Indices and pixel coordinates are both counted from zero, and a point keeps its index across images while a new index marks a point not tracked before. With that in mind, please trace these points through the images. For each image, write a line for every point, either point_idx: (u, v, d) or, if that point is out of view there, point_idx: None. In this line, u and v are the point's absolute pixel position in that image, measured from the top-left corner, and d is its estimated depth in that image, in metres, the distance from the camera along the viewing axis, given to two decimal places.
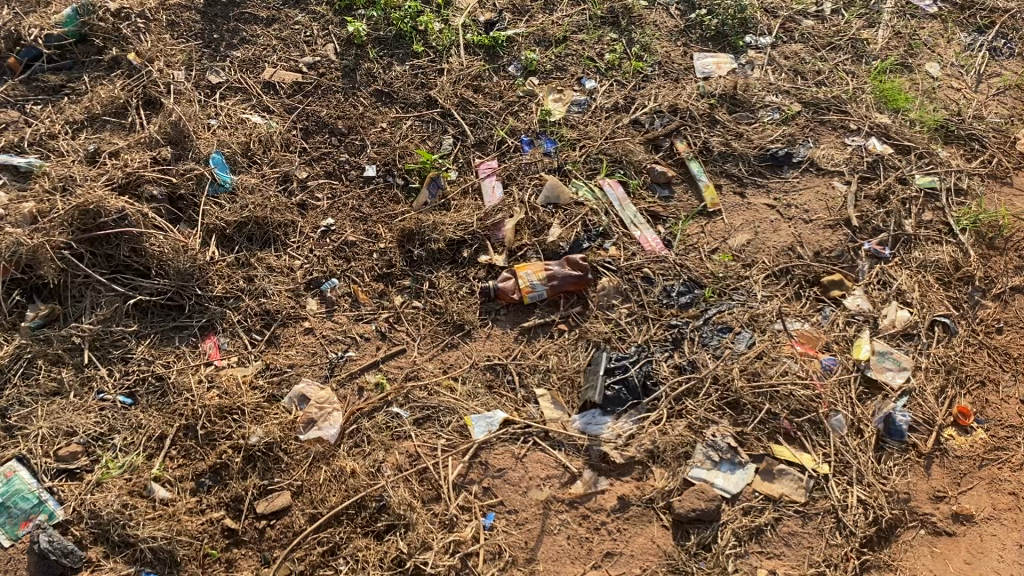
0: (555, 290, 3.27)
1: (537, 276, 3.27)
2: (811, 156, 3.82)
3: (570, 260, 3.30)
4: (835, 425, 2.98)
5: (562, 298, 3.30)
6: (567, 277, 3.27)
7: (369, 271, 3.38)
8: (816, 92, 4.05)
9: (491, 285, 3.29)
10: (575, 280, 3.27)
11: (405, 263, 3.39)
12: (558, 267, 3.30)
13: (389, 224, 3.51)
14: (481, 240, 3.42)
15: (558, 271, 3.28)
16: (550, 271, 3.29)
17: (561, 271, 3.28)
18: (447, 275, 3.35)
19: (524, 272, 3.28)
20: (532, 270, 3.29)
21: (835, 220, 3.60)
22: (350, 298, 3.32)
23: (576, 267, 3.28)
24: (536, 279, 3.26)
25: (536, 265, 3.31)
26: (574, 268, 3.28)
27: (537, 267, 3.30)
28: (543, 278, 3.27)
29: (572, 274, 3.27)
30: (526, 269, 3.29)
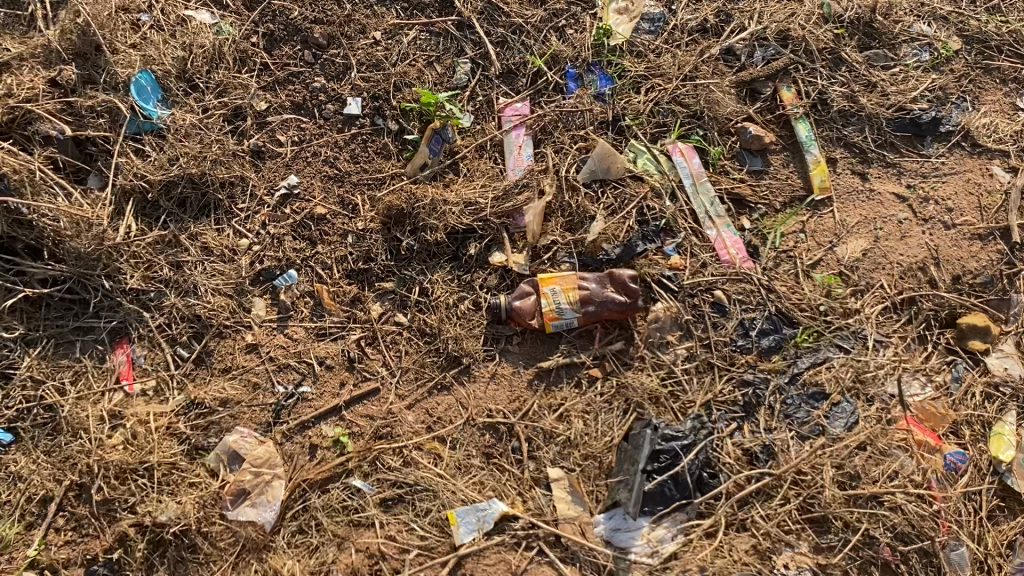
0: (589, 318, 2.39)
1: (568, 296, 2.38)
2: (967, 124, 2.74)
3: (615, 277, 2.39)
4: (955, 561, 2.18)
5: (597, 329, 2.42)
6: (608, 304, 2.37)
7: (341, 262, 2.50)
8: (985, 22, 2.89)
9: (501, 299, 2.40)
10: (618, 309, 2.37)
11: (389, 255, 2.49)
12: (597, 285, 2.39)
13: (373, 193, 2.58)
14: (495, 232, 2.50)
15: (597, 292, 2.38)
16: (585, 291, 2.39)
17: (601, 293, 2.38)
18: (445, 279, 2.46)
19: (550, 287, 2.39)
20: (563, 285, 2.39)
21: (988, 229, 2.61)
22: (312, 301, 2.47)
23: (622, 290, 2.37)
24: (565, 301, 2.38)
25: (570, 278, 2.40)
26: (620, 289, 2.38)
27: (569, 281, 2.39)
28: (576, 300, 2.38)
29: (615, 299, 2.37)
30: (554, 283, 2.39)
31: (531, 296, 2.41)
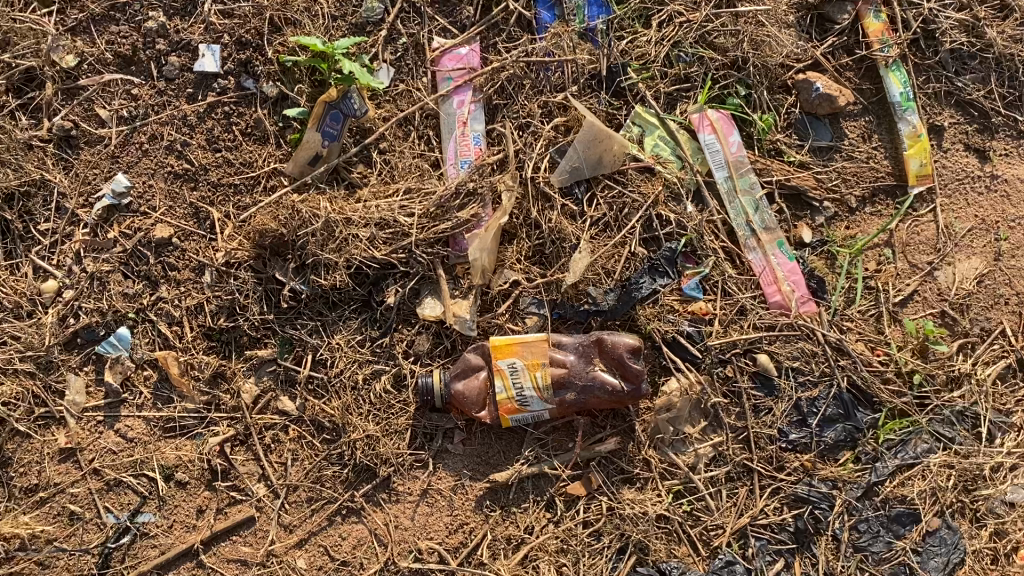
0: (566, 407, 1.57)
1: (535, 377, 1.54)
2: None
3: (606, 348, 1.55)
4: None
5: (580, 426, 1.60)
6: (596, 391, 1.55)
7: (195, 315, 1.67)
8: None
9: (433, 377, 1.58)
10: (611, 397, 1.55)
11: (267, 305, 1.65)
12: (580, 358, 1.56)
13: (244, 200, 1.71)
14: (426, 268, 1.64)
15: (580, 370, 1.55)
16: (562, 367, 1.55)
17: (587, 372, 1.55)
18: (350, 344, 1.64)
19: (507, 361, 1.54)
20: (528, 359, 1.54)
21: None
22: (156, 376, 1.66)
23: (618, 369, 1.54)
24: (530, 387, 1.54)
25: (538, 346, 1.54)
26: (615, 367, 1.54)
27: (537, 351, 1.54)
28: (547, 385, 1.54)
29: (607, 383, 1.54)
30: (514, 355, 1.54)
31: (480, 371, 1.57)
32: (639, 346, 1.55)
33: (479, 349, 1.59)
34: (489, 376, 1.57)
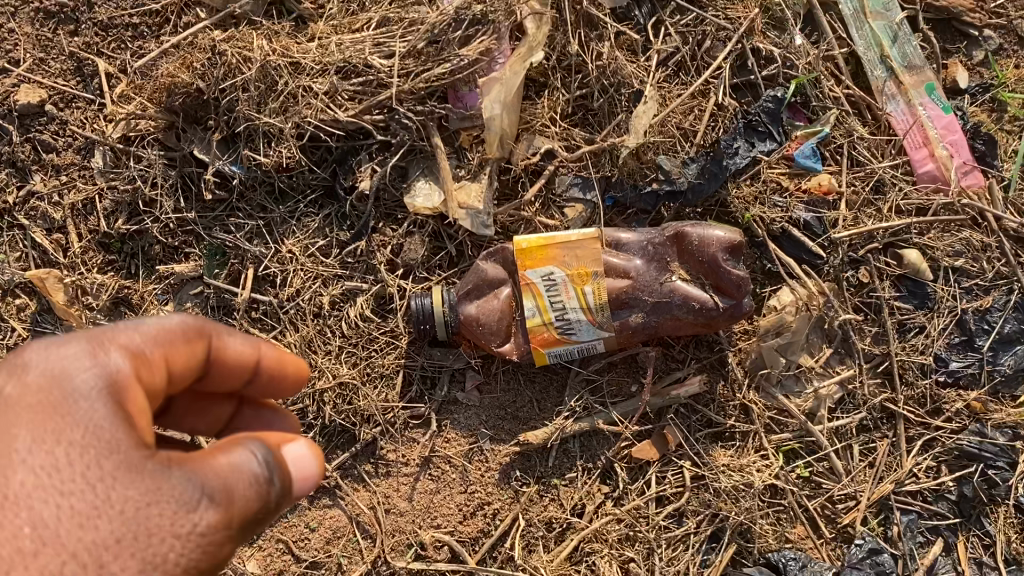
0: (631, 337, 1.06)
1: (582, 293, 1.01)
2: None
3: (688, 249, 1.03)
4: None
5: (649, 366, 1.08)
6: (675, 310, 1.03)
7: (85, 217, 1.15)
8: None
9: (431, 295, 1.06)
10: (697, 318, 1.03)
11: (184, 200, 1.13)
12: (650, 263, 1.04)
13: (143, 44, 1.15)
14: (414, 137, 1.09)
15: (649, 281, 1.03)
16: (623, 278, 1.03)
17: (660, 282, 1.03)
18: (308, 251, 1.12)
19: (540, 270, 1.02)
20: (571, 266, 1.02)
21: None
22: (34, 307, 1.15)
23: (707, 276, 1.02)
24: (575, 311, 1.02)
25: (587, 246, 1.02)
26: (703, 273, 1.02)
27: (585, 254, 1.02)
28: (602, 303, 1.02)
29: (691, 298, 1.02)
30: (550, 261, 1.02)
31: (501, 287, 1.06)
32: (741, 242, 1.02)
33: (499, 256, 1.07)
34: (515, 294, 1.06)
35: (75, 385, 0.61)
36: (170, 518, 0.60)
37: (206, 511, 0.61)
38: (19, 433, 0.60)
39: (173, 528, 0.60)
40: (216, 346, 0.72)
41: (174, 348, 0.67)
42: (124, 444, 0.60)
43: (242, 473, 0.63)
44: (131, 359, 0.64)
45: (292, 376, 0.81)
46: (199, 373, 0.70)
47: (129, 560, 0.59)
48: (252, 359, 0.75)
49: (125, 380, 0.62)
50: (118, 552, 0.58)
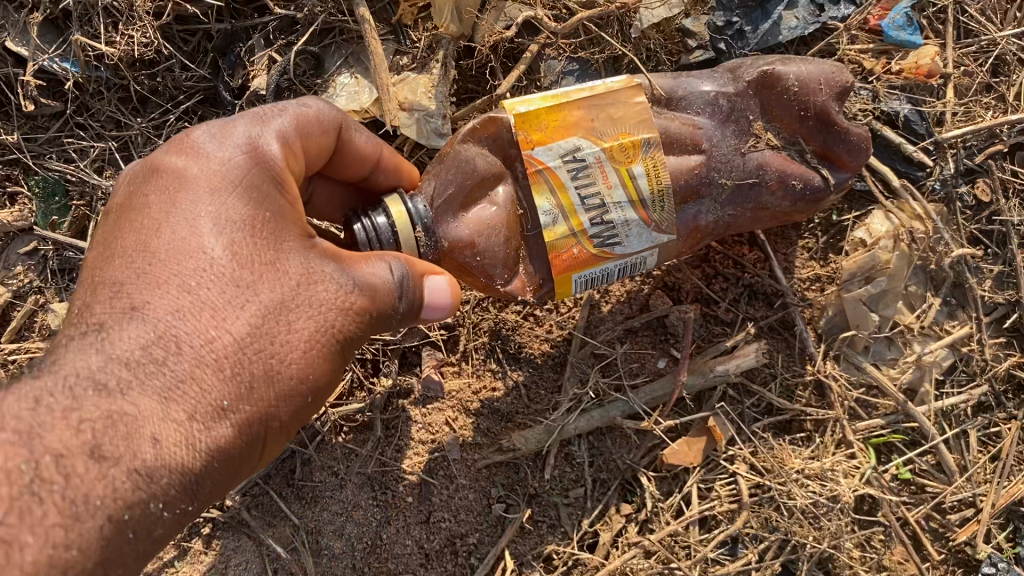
0: (693, 233, 0.70)
1: (630, 177, 0.62)
2: None
3: (778, 106, 0.69)
4: None
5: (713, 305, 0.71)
6: (763, 199, 0.70)
7: None
8: None
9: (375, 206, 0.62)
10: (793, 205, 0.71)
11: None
12: (725, 125, 0.69)
13: None
14: (330, 8, 0.75)
15: (727, 156, 0.68)
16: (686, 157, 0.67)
17: (738, 157, 0.68)
18: None
19: (559, 145, 0.62)
20: (609, 133, 0.62)
21: None
22: None
23: (805, 141, 0.70)
24: (619, 210, 0.63)
25: (623, 102, 0.63)
26: (800, 137, 0.70)
27: (624, 117, 0.63)
28: (662, 190, 0.63)
29: (789, 176, 0.69)
30: (572, 129, 0.62)
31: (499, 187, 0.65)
32: (852, 83, 0.69)
33: (490, 136, 0.66)
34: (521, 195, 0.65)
35: (236, 147, 0.56)
36: (336, 300, 0.55)
37: (351, 295, 0.56)
38: (165, 202, 0.54)
39: (331, 303, 0.55)
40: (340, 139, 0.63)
41: (305, 128, 0.60)
42: (282, 227, 0.55)
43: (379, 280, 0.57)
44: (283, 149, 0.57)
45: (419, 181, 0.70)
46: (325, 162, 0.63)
47: (296, 349, 0.54)
48: (371, 158, 0.65)
49: (272, 169, 0.56)
50: (281, 326, 0.53)
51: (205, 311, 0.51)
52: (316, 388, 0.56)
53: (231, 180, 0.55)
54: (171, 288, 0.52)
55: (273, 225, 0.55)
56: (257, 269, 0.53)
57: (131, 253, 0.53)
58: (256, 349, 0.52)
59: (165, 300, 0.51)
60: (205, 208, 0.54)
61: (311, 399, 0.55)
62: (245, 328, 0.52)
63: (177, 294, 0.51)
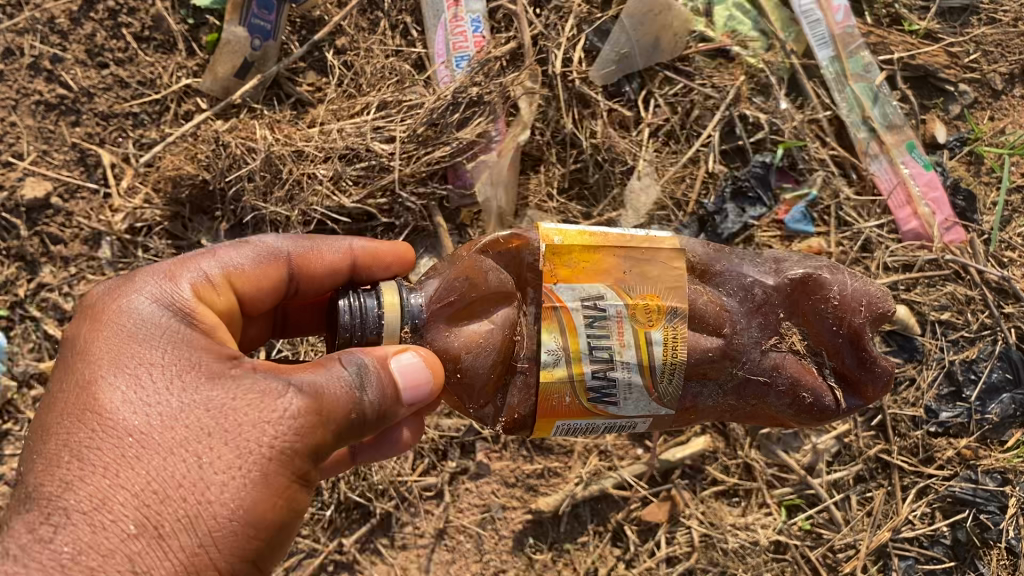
0: (692, 409, 0.83)
1: (647, 342, 0.73)
2: None
3: (808, 291, 0.84)
4: None
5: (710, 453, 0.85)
6: (768, 397, 0.84)
7: None
8: None
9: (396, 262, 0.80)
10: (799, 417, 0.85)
11: None
12: (742, 304, 0.84)
13: (143, 133, 1.20)
14: (417, 217, 1.13)
15: (749, 342, 0.83)
16: (712, 332, 0.82)
17: (762, 347, 0.83)
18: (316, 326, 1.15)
19: (588, 286, 0.73)
20: (636, 293, 0.74)
21: None
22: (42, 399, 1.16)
23: (832, 357, 0.84)
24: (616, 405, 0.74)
25: (661, 264, 0.75)
26: (826, 352, 0.84)
27: (656, 277, 0.75)
28: (675, 363, 0.74)
29: (801, 381, 0.83)
30: (601, 279, 0.74)
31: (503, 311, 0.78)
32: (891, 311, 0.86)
33: (508, 255, 0.81)
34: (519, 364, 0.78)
35: (174, 293, 0.73)
36: (269, 414, 0.67)
37: (293, 396, 0.68)
38: (104, 353, 0.69)
39: (262, 417, 0.67)
40: (301, 261, 0.83)
41: (266, 261, 0.81)
42: (203, 363, 0.69)
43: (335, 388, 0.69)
44: (223, 270, 0.78)
45: (395, 258, 0.88)
46: (305, 280, 0.84)
47: (226, 445, 0.66)
48: (343, 264, 0.85)
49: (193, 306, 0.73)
50: (210, 448, 0.66)
51: (133, 471, 0.64)
52: (267, 538, 0.67)
53: (168, 336, 0.70)
54: (109, 439, 0.65)
55: (196, 366, 0.69)
56: (196, 382, 0.68)
57: (71, 416, 0.67)
58: (190, 473, 0.65)
59: (107, 450, 0.65)
60: (129, 383, 0.68)
61: (241, 517, 0.65)
62: (183, 458, 0.65)
63: (111, 439, 0.65)
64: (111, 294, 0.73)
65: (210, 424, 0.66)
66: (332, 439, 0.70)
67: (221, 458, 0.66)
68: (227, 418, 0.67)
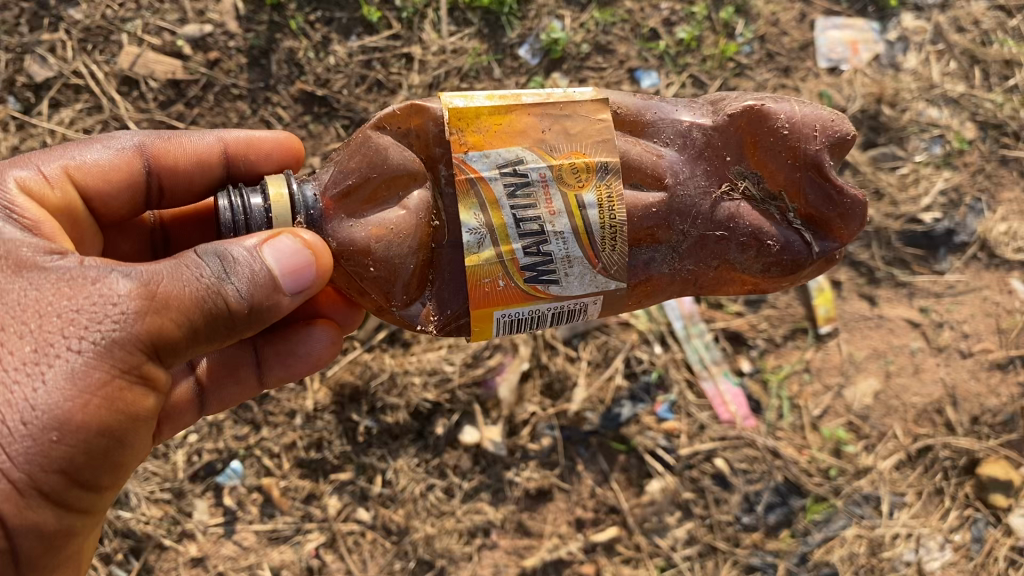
0: (650, 264, 1.50)
1: (579, 200, 1.36)
2: (984, 233, 2.46)
3: (764, 134, 1.47)
4: None
5: (709, 275, 1.54)
6: (732, 250, 1.50)
7: (295, 448, 2.21)
8: (1001, 104, 2.56)
9: (314, 181, 1.47)
10: (767, 275, 1.53)
11: (345, 439, 2.21)
12: (675, 153, 1.50)
13: None
14: (465, 405, 2.22)
15: (691, 190, 1.48)
16: (651, 189, 1.48)
17: (712, 201, 1.49)
18: (410, 460, 2.20)
19: (507, 150, 1.36)
20: (557, 153, 1.37)
21: (1006, 359, 2.35)
22: (260, 497, 2.19)
23: (796, 202, 1.49)
24: (557, 221, 1.36)
25: (576, 125, 1.40)
26: (786, 189, 1.49)
27: (577, 140, 1.39)
28: (610, 240, 1.38)
29: (757, 232, 1.48)
30: (517, 137, 1.37)
31: (404, 169, 1.42)
32: (844, 142, 1.47)
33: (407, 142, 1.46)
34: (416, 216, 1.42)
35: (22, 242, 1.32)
36: (107, 295, 1.24)
37: (124, 286, 1.24)
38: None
39: (102, 298, 1.23)
40: (169, 154, 1.68)
41: (128, 156, 1.63)
42: (55, 271, 1.27)
43: (171, 284, 1.26)
44: (92, 159, 1.59)
45: (259, 149, 1.76)
46: (187, 163, 1.70)
47: (74, 315, 1.22)
48: (214, 149, 1.71)
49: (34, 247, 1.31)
50: (64, 318, 1.22)
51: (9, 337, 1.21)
52: (104, 378, 1.22)
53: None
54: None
55: (50, 274, 1.26)
56: (55, 283, 1.25)
57: None
58: (51, 332, 1.21)
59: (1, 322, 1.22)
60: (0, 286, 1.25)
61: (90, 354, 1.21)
62: (57, 319, 1.22)
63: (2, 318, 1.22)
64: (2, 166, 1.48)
65: (62, 307, 1.23)
66: (169, 318, 1.25)
67: (62, 342, 1.21)
68: (81, 298, 1.23)
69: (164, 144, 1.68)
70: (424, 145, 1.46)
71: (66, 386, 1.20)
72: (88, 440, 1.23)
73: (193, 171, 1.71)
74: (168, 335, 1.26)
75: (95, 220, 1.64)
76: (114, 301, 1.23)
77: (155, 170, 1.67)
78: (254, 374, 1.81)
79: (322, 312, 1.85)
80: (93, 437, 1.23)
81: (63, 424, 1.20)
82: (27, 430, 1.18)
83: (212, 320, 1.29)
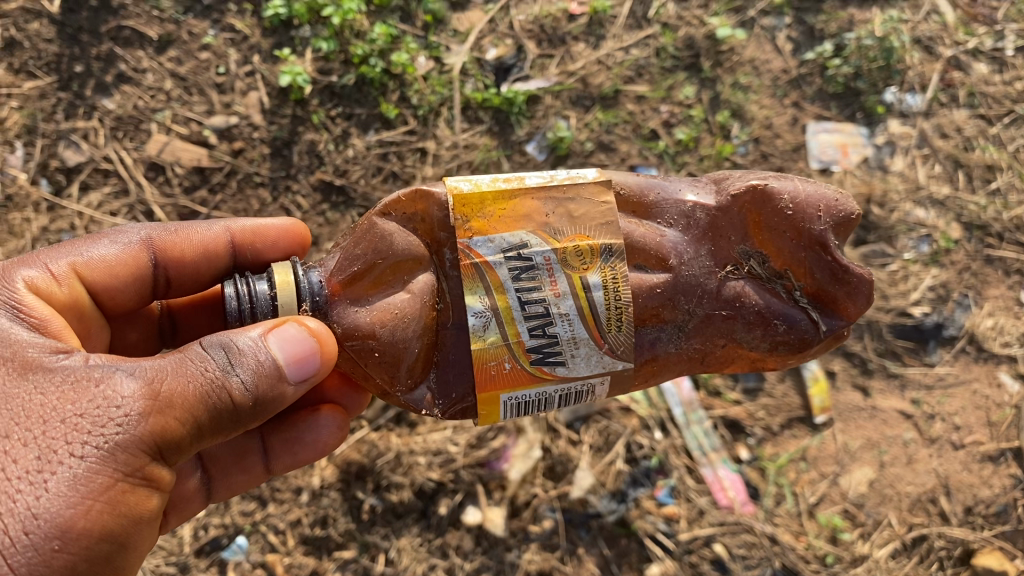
0: (659, 345, 1.58)
1: (584, 282, 1.46)
2: (972, 328, 2.55)
3: (771, 214, 1.57)
4: None
5: (715, 351, 1.63)
6: (738, 329, 1.60)
7: (301, 525, 2.24)
8: (986, 206, 2.68)
9: (321, 269, 1.56)
10: (774, 351, 1.63)
11: (350, 517, 2.24)
12: (677, 238, 1.59)
13: None
14: (468, 485, 2.26)
15: (696, 269, 1.58)
16: (655, 271, 1.57)
17: (717, 280, 1.58)
18: (413, 539, 2.23)
19: (512, 235, 1.46)
20: (562, 237, 1.47)
21: (998, 450, 2.40)
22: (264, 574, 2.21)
23: (804, 280, 1.59)
24: (565, 301, 1.45)
25: (584, 208, 1.50)
26: (791, 271, 1.59)
27: (582, 225, 1.49)
28: (615, 321, 1.47)
29: (762, 312, 1.59)
30: (521, 221, 1.47)
31: (410, 254, 1.52)
32: (848, 221, 1.58)
33: (410, 225, 1.55)
34: (421, 300, 1.50)
35: (33, 344, 1.39)
36: (112, 397, 1.29)
37: (129, 387, 1.30)
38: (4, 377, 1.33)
39: (108, 401, 1.29)
40: (179, 250, 1.77)
41: (139, 250, 1.73)
42: (62, 375, 1.33)
43: (175, 382, 1.32)
44: (107, 252, 1.69)
45: (268, 238, 1.87)
46: (198, 254, 1.79)
47: (81, 419, 1.28)
48: (222, 242, 1.81)
49: (44, 350, 1.37)
50: (71, 423, 1.27)
51: (16, 443, 1.25)
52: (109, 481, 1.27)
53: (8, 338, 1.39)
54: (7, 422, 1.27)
55: (59, 378, 1.32)
56: (62, 388, 1.31)
57: None
58: (58, 438, 1.26)
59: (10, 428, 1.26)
60: (11, 391, 1.31)
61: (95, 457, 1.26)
62: (65, 424, 1.27)
63: (10, 424, 1.27)
64: (11, 264, 1.55)
65: (69, 413, 1.28)
66: (174, 416, 1.31)
67: (66, 448, 1.26)
68: (84, 402, 1.29)
69: (171, 237, 1.77)
70: (429, 230, 1.55)
71: (69, 492, 1.24)
72: (90, 545, 1.26)
73: (200, 261, 1.80)
74: (173, 433, 1.32)
75: (103, 312, 1.73)
76: (117, 404, 1.29)
77: (162, 262, 1.76)
78: (261, 462, 1.87)
79: (329, 398, 1.93)
80: (94, 542, 1.27)
81: (66, 530, 1.23)
82: (30, 538, 1.21)
83: (216, 414, 1.34)
